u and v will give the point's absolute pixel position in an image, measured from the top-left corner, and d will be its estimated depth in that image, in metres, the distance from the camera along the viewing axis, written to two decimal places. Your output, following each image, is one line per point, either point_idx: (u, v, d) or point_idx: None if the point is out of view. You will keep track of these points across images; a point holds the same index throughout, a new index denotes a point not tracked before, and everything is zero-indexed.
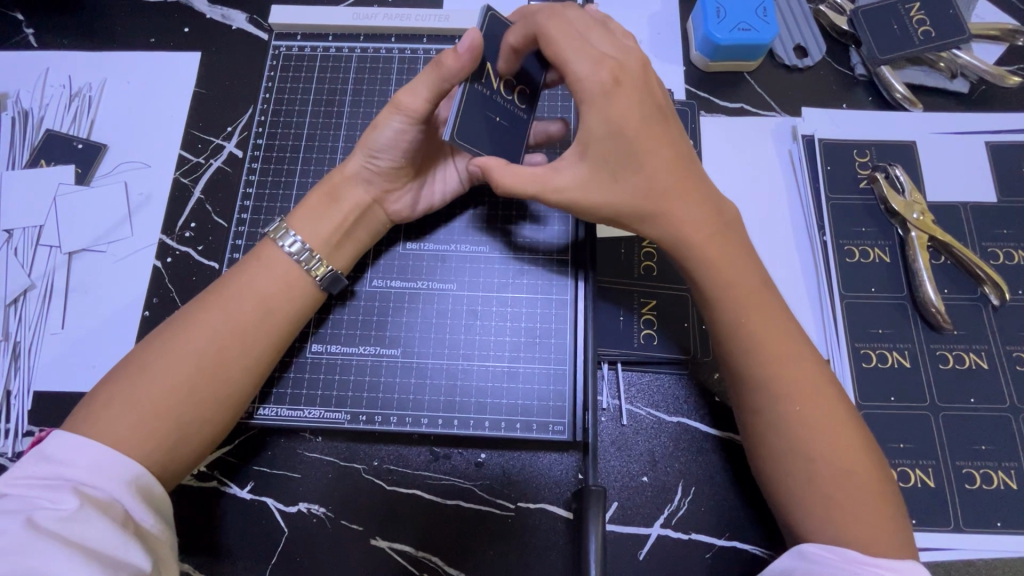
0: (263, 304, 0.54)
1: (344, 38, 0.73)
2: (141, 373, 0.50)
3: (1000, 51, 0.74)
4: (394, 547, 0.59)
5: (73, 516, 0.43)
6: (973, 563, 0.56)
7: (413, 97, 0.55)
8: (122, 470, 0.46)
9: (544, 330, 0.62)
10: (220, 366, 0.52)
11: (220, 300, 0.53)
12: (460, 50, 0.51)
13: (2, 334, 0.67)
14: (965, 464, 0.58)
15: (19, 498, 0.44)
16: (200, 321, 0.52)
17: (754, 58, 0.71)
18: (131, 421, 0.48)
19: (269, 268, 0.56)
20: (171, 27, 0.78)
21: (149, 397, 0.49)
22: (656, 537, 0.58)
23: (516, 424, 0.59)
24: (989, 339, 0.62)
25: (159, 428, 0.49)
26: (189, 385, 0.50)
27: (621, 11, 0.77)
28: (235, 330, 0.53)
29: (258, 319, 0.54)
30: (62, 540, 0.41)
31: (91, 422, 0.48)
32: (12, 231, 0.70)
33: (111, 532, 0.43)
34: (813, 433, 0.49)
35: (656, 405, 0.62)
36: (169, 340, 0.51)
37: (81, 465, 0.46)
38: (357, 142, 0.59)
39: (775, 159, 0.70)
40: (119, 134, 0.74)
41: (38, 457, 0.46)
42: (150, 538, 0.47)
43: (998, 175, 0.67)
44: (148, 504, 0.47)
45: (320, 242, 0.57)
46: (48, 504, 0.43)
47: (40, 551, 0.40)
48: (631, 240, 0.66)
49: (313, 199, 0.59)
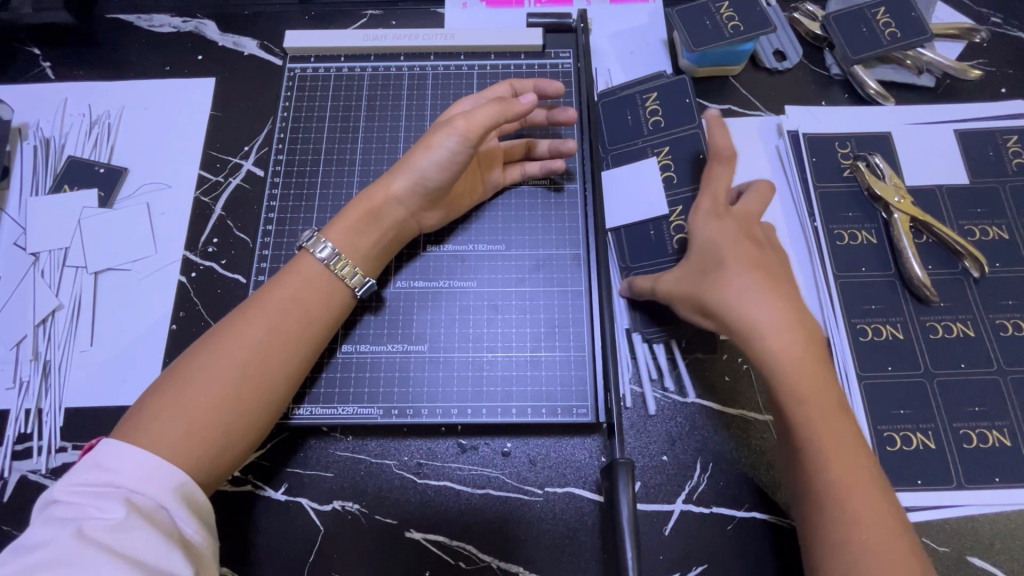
0: (301, 310, 0.57)
1: (356, 59, 0.78)
2: (184, 382, 0.52)
3: (961, 47, 0.80)
4: (428, 538, 0.60)
5: (121, 525, 0.44)
6: (978, 518, 0.60)
7: (473, 123, 0.59)
8: (168, 476, 0.48)
9: (562, 320, 0.65)
10: (262, 373, 0.54)
11: (260, 309, 0.56)
12: (525, 100, 0.61)
13: (32, 355, 0.68)
14: (961, 425, 0.62)
15: (73, 504, 0.45)
16: (242, 330, 0.55)
17: (737, 63, 0.78)
18: (179, 429, 0.50)
19: (305, 278, 0.58)
20: (186, 55, 0.82)
21: (196, 405, 0.51)
22: (680, 513, 0.61)
23: (542, 409, 0.62)
24: (973, 309, 0.66)
25: (206, 433, 0.51)
26: (235, 390, 0.52)
27: (612, 25, 0.82)
28: (276, 337, 0.55)
29: (297, 325, 0.57)
30: (111, 550, 0.42)
31: (139, 431, 0.49)
32: (39, 254, 0.72)
33: (155, 541, 0.44)
34: (834, 452, 0.50)
35: (670, 388, 0.65)
36: (213, 351, 0.53)
37: (129, 473, 0.47)
38: (416, 156, 0.62)
39: (764, 155, 0.75)
40: (138, 157, 0.77)
41: (91, 465, 0.48)
42: (193, 546, 0.48)
43: (968, 159, 0.73)
44: (191, 511, 0.48)
45: (357, 254, 0.61)
46: (97, 514, 0.44)
47: (92, 559, 0.41)
48: (658, 221, 0.70)
49: (353, 216, 0.62)
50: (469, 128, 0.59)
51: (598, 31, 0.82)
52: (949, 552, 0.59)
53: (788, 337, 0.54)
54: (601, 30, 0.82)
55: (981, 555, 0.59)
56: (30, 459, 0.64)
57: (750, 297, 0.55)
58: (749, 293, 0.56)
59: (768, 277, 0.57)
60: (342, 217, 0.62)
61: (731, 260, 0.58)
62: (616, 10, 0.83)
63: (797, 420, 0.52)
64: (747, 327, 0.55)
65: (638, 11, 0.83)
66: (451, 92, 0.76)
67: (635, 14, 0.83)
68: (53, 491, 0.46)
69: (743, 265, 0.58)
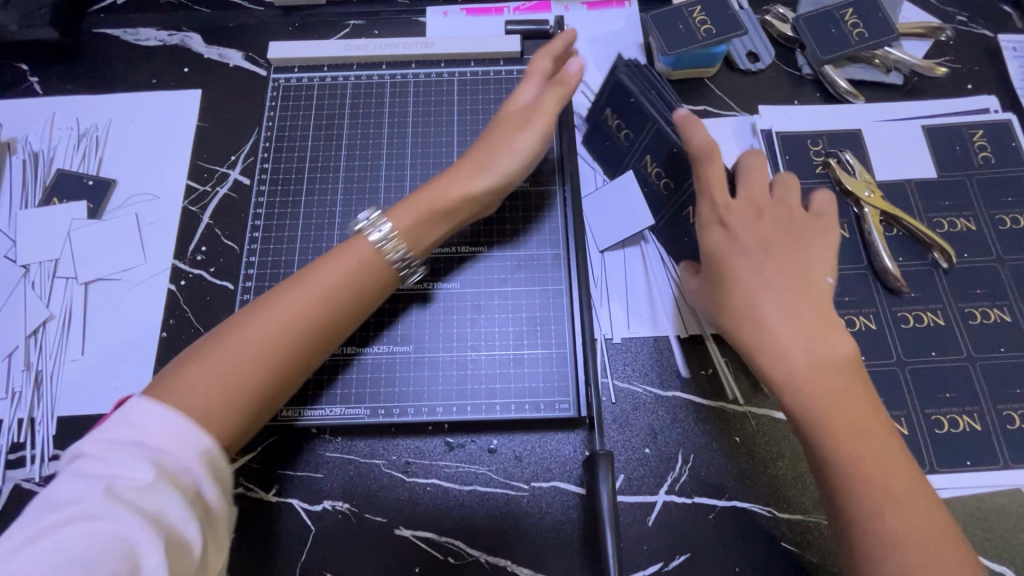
0: (345, 291, 0.57)
1: (338, 68, 0.80)
2: (228, 346, 0.52)
3: (927, 46, 0.83)
4: (417, 535, 0.62)
5: (150, 488, 0.43)
6: (951, 501, 0.61)
7: (545, 115, 0.66)
8: (198, 442, 0.47)
9: (544, 318, 0.67)
10: (303, 339, 0.55)
11: (303, 285, 0.56)
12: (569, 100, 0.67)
13: (23, 365, 0.69)
14: (933, 411, 0.64)
15: (103, 459, 0.44)
16: (294, 303, 0.55)
17: (712, 65, 0.80)
18: (217, 386, 0.51)
19: (357, 258, 0.58)
20: (171, 67, 0.83)
21: (240, 364, 0.52)
22: (663, 503, 0.62)
23: (525, 405, 0.64)
24: (942, 298, 0.68)
25: (233, 404, 0.51)
26: (275, 354, 0.53)
27: (589, 30, 0.84)
28: (321, 308, 0.56)
29: (343, 306, 0.57)
30: (139, 511, 0.42)
31: (177, 388, 0.50)
32: (30, 266, 0.73)
33: (179, 506, 0.44)
34: (842, 436, 0.52)
35: (652, 382, 0.67)
36: (262, 314, 0.54)
37: (161, 433, 0.46)
38: (481, 160, 0.64)
39: (738, 152, 0.77)
40: (126, 169, 0.78)
41: (121, 421, 0.47)
42: (213, 516, 0.47)
43: (936, 153, 0.75)
44: (215, 478, 0.48)
45: (418, 241, 0.61)
46: (126, 474, 0.44)
47: (122, 522, 0.41)
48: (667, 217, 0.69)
49: (430, 203, 0.62)
50: (543, 122, 0.66)
51: (575, 36, 0.84)
52: None
53: (788, 347, 0.55)
54: (578, 36, 0.84)
55: None
56: (23, 468, 0.65)
57: (756, 312, 0.57)
58: (759, 303, 0.57)
59: (778, 283, 0.57)
60: (408, 204, 0.62)
61: (740, 271, 0.59)
62: (593, 15, 0.85)
63: (806, 419, 0.53)
64: (749, 346, 0.57)
65: (614, 15, 0.85)
66: (433, 100, 0.78)
67: (611, 18, 0.85)
68: (77, 445, 0.46)
69: (752, 275, 0.58)
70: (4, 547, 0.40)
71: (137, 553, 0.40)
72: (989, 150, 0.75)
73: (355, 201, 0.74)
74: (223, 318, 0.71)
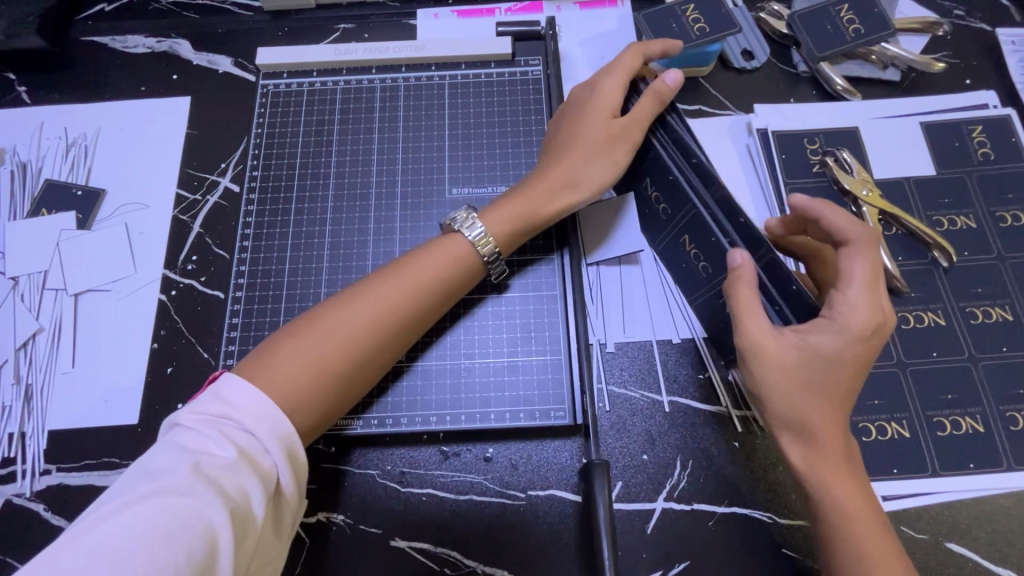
0: (430, 284, 0.59)
1: (328, 73, 0.79)
2: (314, 333, 0.55)
3: (924, 41, 0.82)
4: (413, 546, 0.61)
5: (231, 466, 0.46)
6: (954, 505, 0.60)
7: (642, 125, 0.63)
8: (279, 424, 0.50)
9: (538, 324, 0.67)
10: (383, 325, 0.56)
11: (408, 277, 0.59)
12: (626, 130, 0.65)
13: (13, 378, 0.69)
14: (935, 414, 0.63)
15: (196, 432, 0.48)
16: (381, 289, 0.58)
17: (707, 63, 0.79)
18: (300, 366, 0.53)
19: (455, 252, 0.61)
20: (160, 74, 0.83)
21: (325, 347, 0.54)
22: (661, 511, 0.61)
23: (520, 413, 0.64)
24: (943, 298, 0.67)
25: (314, 391, 0.53)
26: (357, 339, 0.55)
27: (581, 31, 0.83)
28: (400, 296, 0.58)
29: (424, 301, 0.59)
30: (221, 488, 0.45)
31: (263, 371, 0.53)
32: (18, 278, 0.72)
33: (254, 488, 0.47)
34: (834, 482, 0.52)
35: (649, 387, 0.66)
36: (349, 300, 0.57)
37: (246, 413, 0.49)
38: (591, 155, 0.65)
39: (734, 153, 0.76)
40: (116, 178, 0.77)
41: (213, 395, 0.50)
42: (283, 499, 0.50)
43: (935, 150, 0.74)
44: (291, 463, 0.50)
45: (504, 239, 0.63)
46: (213, 449, 0.47)
47: (200, 494, 0.44)
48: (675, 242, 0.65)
49: (502, 211, 0.64)
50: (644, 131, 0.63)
51: (568, 37, 0.83)
52: (927, 539, 0.59)
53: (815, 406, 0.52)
54: (570, 36, 0.83)
55: (959, 541, 0.59)
56: (14, 482, 0.65)
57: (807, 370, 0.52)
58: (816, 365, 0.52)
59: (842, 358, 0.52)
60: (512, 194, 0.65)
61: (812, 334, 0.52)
62: (585, 15, 0.84)
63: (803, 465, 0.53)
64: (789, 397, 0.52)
65: (606, 15, 0.84)
66: (424, 104, 0.77)
67: (603, 18, 0.84)
68: (177, 416, 0.50)
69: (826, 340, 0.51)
70: (99, 512, 0.43)
71: (212, 526, 0.43)
72: (988, 146, 0.74)
73: (346, 207, 0.73)
74: (214, 328, 0.70)
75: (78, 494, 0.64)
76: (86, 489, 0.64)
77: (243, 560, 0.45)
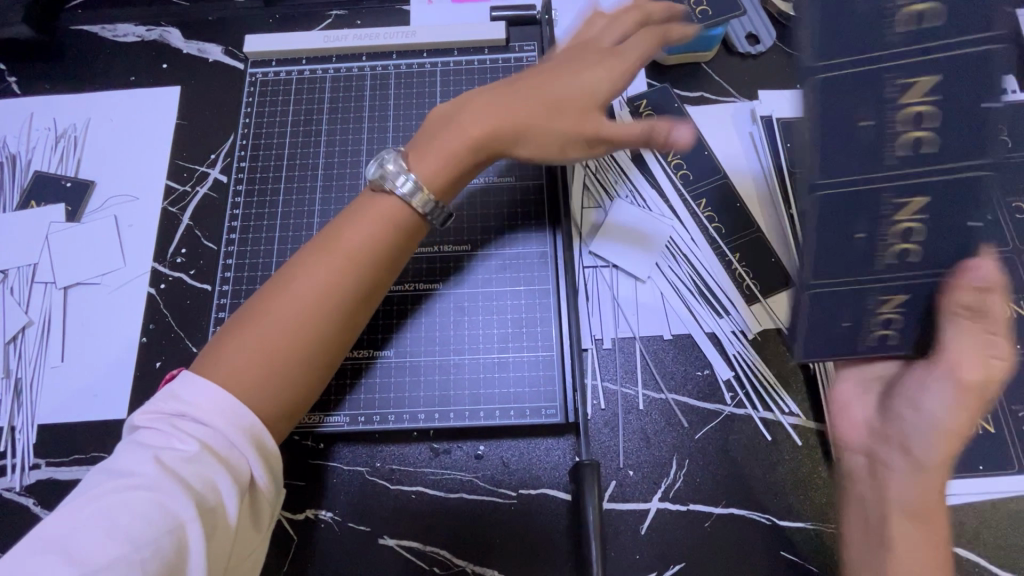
0: (371, 254, 0.56)
1: (318, 61, 0.77)
2: (259, 319, 0.52)
3: None
4: (402, 545, 0.60)
5: (199, 464, 0.45)
6: (962, 509, 0.58)
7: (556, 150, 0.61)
8: (237, 415, 0.48)
9: (529, 319, 0.65)
10: (326, 294, 0.53)
11: (360, 273, 0.54)
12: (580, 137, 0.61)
13: (4, 372, 0.68)
14: None
15: (158, 429, 0.46)
16: (320, 259, 0.55)
17: (709, 48, 0.75)
18: (244, 355, 0.50)
19: (389, 212, 0.57)
20: (150, 63, 0.81)
21: (269, 333, 0.51)
22: (656, 511, 0.60)
23: (510, 411, 0.62)
24: None
25: (264, 373, 0.50)
26: (300, 314, 0.52)
27: (579, 15, 0.81)
28: (343, 266, 0.55)
29: (364, 266, 0.55)
30: (190, 486, 0.44)
31: (212, 364, 0.50)
32: (7, 271, 0.72)
33: (224, 482, 0.45)
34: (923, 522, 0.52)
35: (646, 385, 0.64)
36: (292, 279, 0.54)
37: (208, 409, 0.47)
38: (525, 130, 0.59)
39: (737, 142, 0.73)
40: (105, 170, 0.76)
41: (171, 392, 0.48)
42: (256, 492, 0.48)
43: None
44: (261, 455, 0.48)
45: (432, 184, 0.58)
46: (176, 444, 0.45)
47: (168, 493, 0.43)
48: None
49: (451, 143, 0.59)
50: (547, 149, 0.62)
51: (565, 22, 0.80)
52: None
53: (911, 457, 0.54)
54: (567, 21, 0.80)
55: (966, 545, 0.57)
56: (3, 476, 0.64)
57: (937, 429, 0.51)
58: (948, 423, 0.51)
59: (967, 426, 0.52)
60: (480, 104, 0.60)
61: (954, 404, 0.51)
62: None
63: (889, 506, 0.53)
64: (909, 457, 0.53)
65: None
66: (414, 92, 0.75)
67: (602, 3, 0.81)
68: (136, 413, 0.48)
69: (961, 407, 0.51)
70: (61, 514, 0.42)
71: (180, 525, 0.42)
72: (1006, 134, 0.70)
73: (334, 199, 0.71)
74: (202, 321, 0.69)
75: (68, 488, 0.64)
76: (76, 483, 0.64)
77: (218, 554, 0.44)
